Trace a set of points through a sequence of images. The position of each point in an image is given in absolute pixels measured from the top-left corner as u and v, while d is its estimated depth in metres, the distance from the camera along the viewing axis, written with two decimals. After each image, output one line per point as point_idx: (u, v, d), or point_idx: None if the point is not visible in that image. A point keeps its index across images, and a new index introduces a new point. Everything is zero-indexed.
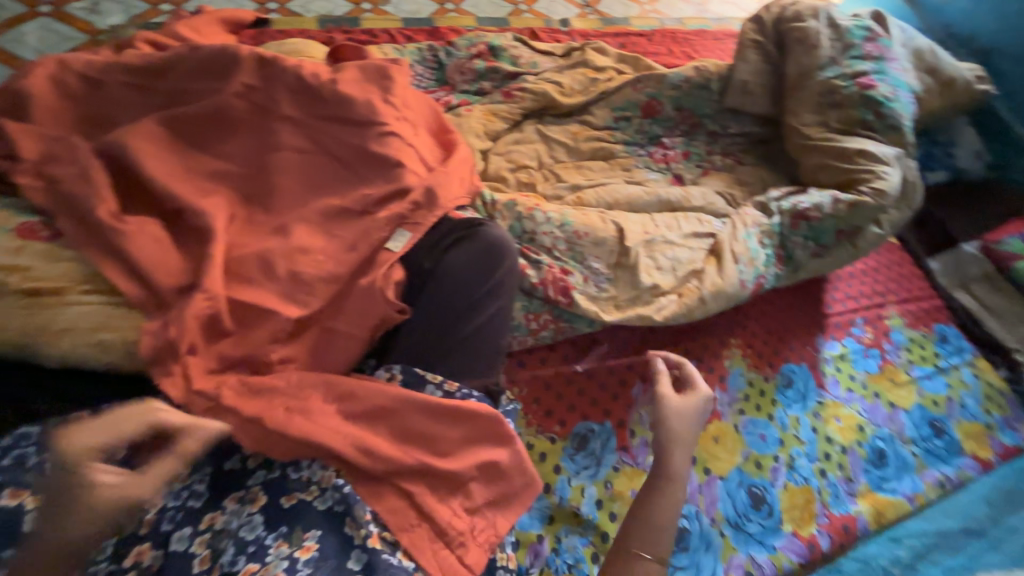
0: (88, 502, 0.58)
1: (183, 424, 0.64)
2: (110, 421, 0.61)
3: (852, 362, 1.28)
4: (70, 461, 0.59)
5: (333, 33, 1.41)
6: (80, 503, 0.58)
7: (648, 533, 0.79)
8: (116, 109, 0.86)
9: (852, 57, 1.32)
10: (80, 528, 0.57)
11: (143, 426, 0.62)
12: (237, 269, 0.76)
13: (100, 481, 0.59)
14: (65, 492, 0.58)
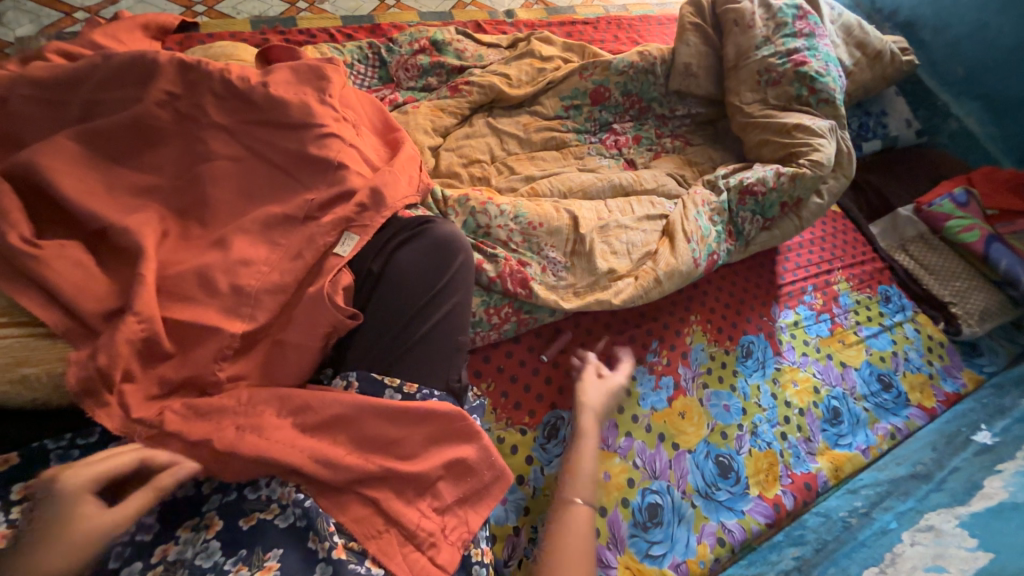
0: (71, 535, 0.55)
1: (168, 460, 0.63)
2: (98, 459, 0.60)
3: (806, 328, 1.34)
4: (71, 491, 0.57)
5: (268, 35, 1.35)
6: (63, 538, 0.55)
7: (577, 482, 0.85)
8: (24, 127, 0.80)
9: (785, 35, 1.36)
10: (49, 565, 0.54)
11: (129, 460, 0.62)
12: (173, 288, 0.73)
13: (86, 511, 0.57)
14: (55, 525, 0.55)
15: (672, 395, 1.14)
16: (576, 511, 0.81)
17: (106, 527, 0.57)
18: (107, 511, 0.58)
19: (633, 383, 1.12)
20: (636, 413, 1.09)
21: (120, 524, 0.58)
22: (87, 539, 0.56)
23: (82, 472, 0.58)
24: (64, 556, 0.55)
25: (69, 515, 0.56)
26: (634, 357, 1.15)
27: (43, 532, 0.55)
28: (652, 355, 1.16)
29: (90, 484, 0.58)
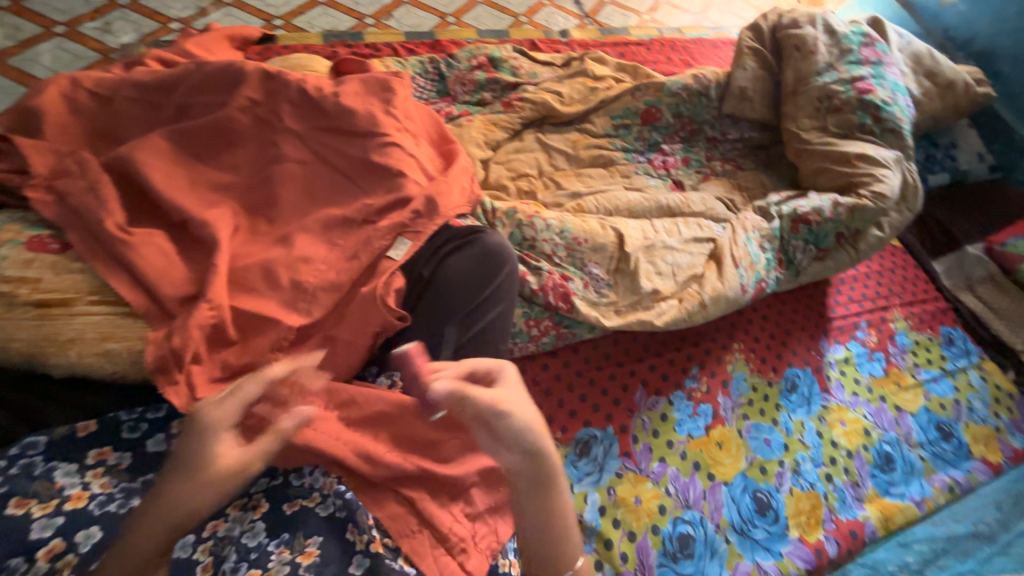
0: (207, 472, 0.56)
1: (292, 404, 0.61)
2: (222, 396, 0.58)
3: (857, 366, 1.27)
4: (205, 425, 0.57)
5: (337, 48, 1.44)
6: (198, 475, 0.56)
7: (528, 487, 0.66)
8: (125, 125, 0.88)
9: (849, 62, 1.33)
10: (191, 498, 0.56)
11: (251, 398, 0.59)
12: (241, 279, 0.78)
13: (218, 452, 0.57)
14: (192, 460, 0.56)
15: (710, 423, 1.10)
16: (547, 508, 0.67)
17: (229, 473, 0.57)
18: (237, 455, 0.57)
19: (670, 407, 1.10)
20: (671, 439, 1.07)
21: (246, 467, 0.58)
22: (215, 481, 0.56)
23: (214, 409, 0.57)
24: (197, 491, 0.56)
25: (201, 453, 0.56)
26: (672, 381, 1.12)
27: (182, 465, 0.56)
28: (691, 381, 1.13)
29: (223, 422, 0.57)
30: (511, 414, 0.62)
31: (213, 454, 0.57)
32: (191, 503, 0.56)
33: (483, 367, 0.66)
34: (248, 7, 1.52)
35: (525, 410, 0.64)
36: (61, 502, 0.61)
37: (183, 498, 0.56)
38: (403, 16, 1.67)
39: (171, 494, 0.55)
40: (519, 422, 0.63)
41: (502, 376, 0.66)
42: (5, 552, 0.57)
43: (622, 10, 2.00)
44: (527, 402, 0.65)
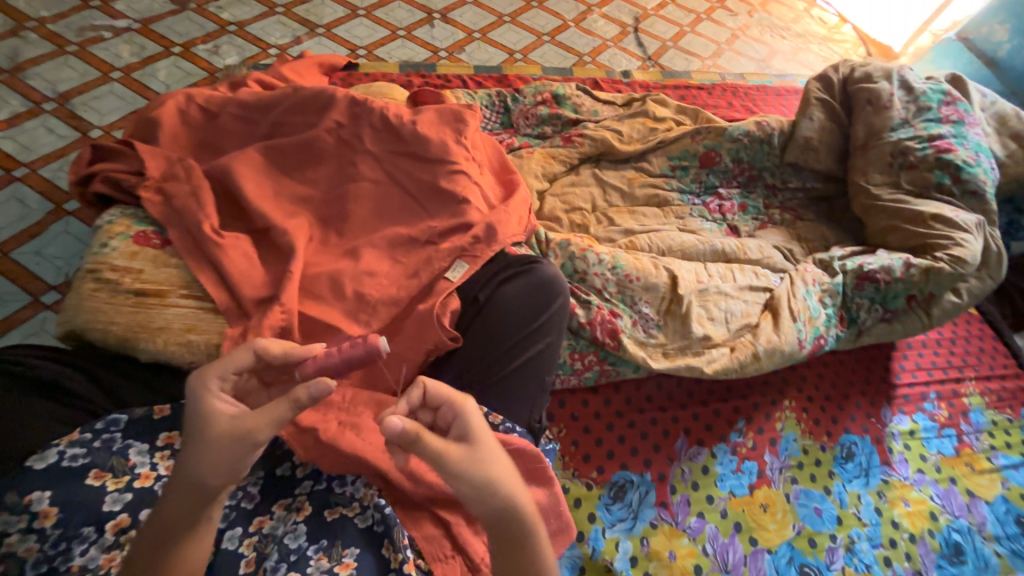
0: (212, 434, 0.54)
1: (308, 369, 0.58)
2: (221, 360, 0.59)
3: (924, 440, 1.17)
4: (198, 386, 0.57)
5: (412, 78, 1.54)
6: (202, 436, 0.54)
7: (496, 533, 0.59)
8: (225, 138, 0.98)
9: (927, 119, 1.29)
10: (203, 469, 0.54)
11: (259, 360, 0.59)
12: (310, 287, 0.82)
13: (217, 411, 0.56)
14: (197, 423, 0.55)
15: (754, 482, 1.04)
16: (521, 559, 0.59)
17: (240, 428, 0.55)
18: (238, 414, 0.56)
19: (712, 460, 1.05)
20: (712, 494, 1.02)
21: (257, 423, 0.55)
22: (224, 442, 0.54)
23: (211, 372, 0.57)
24: (208, 454, 0.54)
25: (203, 414, 0.55)
26: (716, 433, 1.08)
27: (193, 430, 0.55)
28: (736, 435, 1.08)
29: (218, 384, 0.58)
30: (459, 468, 0.57)
31: (209, 417, 0.55)
32: (206, 465, 0.54)
33: (441, 401, 0.61)
34: (336, 37, 1.66)
35: (479, 461, 0.58)
36: (132, 479, 0.65)
37: (200, 462, 0.54)
38: (474, 51, 1.77)
39: (191, 458, 0.54)
40: (469, 476, 0.57)
41: (458, 415, 0.60)
42: (79, 520, 0.61)
43: (685, 54, 2.03)
44: (490, 453, 0.59)
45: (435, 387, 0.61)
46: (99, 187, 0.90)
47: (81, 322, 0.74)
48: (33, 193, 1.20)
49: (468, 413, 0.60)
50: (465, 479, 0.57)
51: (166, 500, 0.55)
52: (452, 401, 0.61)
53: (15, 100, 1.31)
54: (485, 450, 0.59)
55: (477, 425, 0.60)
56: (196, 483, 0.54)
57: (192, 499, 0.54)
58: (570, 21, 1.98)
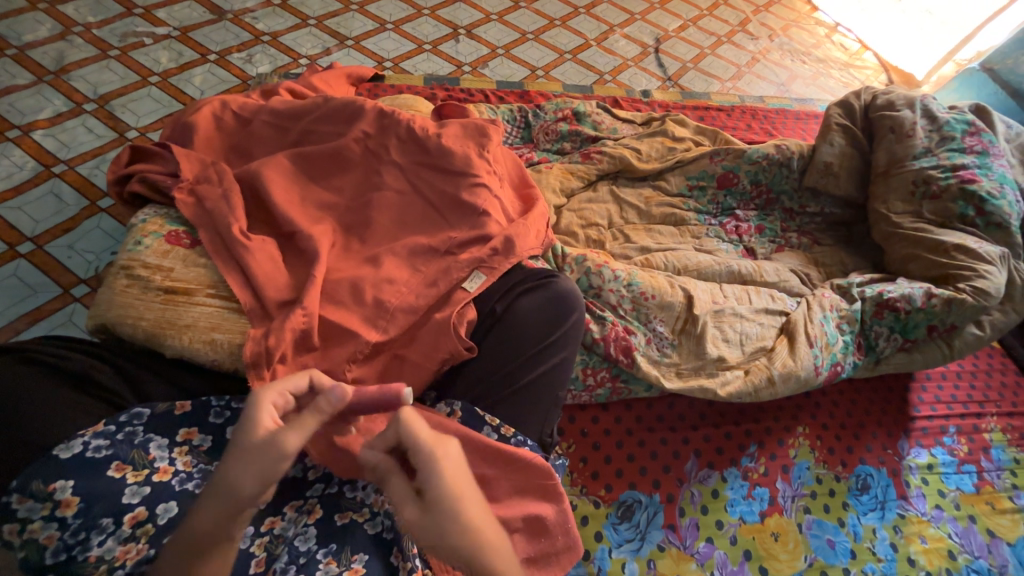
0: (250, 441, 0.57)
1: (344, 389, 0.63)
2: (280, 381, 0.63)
3: (942, 475, 1.14)
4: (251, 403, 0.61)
5: (436, 91, 1.58)
6: (243, 445, 0.57)
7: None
8: (256, 143, 1.01)
9: (951, 149, 1.28)
10: (241, 475, 0.56)
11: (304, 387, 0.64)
12: (330, 291, 0.84)
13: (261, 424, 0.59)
14: (242, 433, 0.58)
15: (766, 509, 1.02)
16: None
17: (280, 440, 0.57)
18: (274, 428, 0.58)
19: (722, 484, 1.04)
20: (722, 519, 1.00)
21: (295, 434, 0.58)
22: (257, 452, 0.56)
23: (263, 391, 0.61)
24: (248, 461, 0.56)
25: (250, 424, 0.59)
26: (727, 456, 1.06)
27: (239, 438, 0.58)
28: (748, 459, 1.07)
29: (273, 399, 0.61)
30: (412, 517, 0.59)
31: (258, 426, 0.59)
32: (241, 472, 0.56)
33: (414, 447, 0.60)
34: (365, 50, 1.71)
35: (432, 517, 0.59)
36: (151, 473, 0.67)
37: (238, 473, 0.56)
38: (497, 66, 1.81)
39: (231, 465, 0.56)
40: (422, 524, 0.59)
41: (423, 470, 0.60)
42: (98, 511, 0.62)
43: (705, 76, 2.05)
44: (444, 514, 0.58)
45: (403, 439, 0.61)
46: (135, 187, 0.93)
47: (111, 316, 0.77)
48: (70, 189, 1.24)
49: (433, 467, 0.59)
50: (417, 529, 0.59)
51: (199, 508, 0.57)
52: (421, 450, 0.60)
53: (58, 100, 1.37)
54: (441, 505, 0.59)
55: (443, 479, 0.59)
56: (231, 492, 0.56)
57: (223, 509, 0.56)
58: (591, 40, 2.02)
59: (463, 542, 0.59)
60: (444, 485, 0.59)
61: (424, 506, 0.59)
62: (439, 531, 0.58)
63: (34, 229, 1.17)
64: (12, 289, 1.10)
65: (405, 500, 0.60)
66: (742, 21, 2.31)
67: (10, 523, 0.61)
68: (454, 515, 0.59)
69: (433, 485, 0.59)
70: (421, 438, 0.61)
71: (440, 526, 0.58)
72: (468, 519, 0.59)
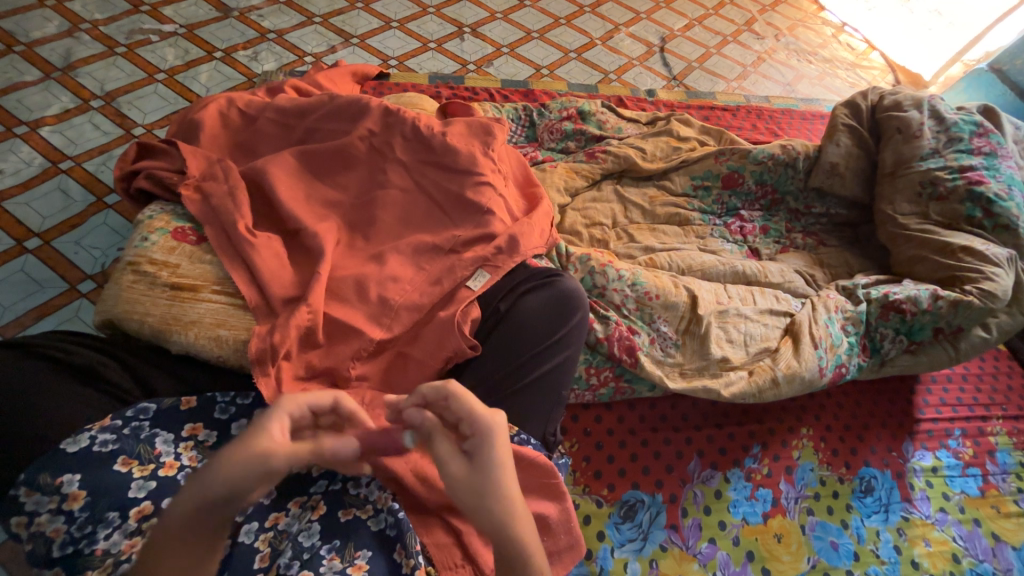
0: (246, 448, 0.54)
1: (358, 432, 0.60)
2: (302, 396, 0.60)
3: (947, 478, 1.14)
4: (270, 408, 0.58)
5: (441, 89, 1.58)
6: (237, 448, 0.54)
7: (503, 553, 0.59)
8: (262, 141, 1.01)
9: (958, 150, 1.27)
10: (225, 481, 0.52)
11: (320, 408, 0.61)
12: (336, 289, 0.84)
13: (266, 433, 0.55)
14: (243, 437, 0.55)
15: (769, 510, 1.02)
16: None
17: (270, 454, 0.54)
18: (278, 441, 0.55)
19: (725, 484, 1.03)
20: (724, 520, 1.00)
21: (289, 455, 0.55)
22: (249, 461, 0.53)
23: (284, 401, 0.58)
24: (236, 466, 0.53)
25: (256, 430, 0.55)
26: (730, 457, 1.06)
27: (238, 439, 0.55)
28: (751, 460, 1.07)
29: (288, 411, 0.58)
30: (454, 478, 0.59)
31: (262, 435, 0.55)
32: (227, 476, 0.52)
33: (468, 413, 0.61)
34: (370, 48, 1.72)
35: (479, 476, 0.59)
36: (156, 467, 0.67)
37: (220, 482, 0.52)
38: (501, 65, 1.81)
39: (215, 465, 0.53)
40: (465, 483, 0.59)
41: (478, 428, 0.61)
42: (104, 505, 0.63)
43: (710, 75, 2.04)
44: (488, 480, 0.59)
45: (457, 399, 0.62)
46: (142, 184, 0.94)
47: (117, 312, 0.77)
48: (76, 185, 1.25)
49: (486, 434, 0.60)
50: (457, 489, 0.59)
51: (175, 508, 0.53)
52: (478, 415, 0.61)
53: (65, 96, 1.38)
54: (488, 469, 0.59)
55: (492, 447, 0.60)
56: (205, 496, 0.52)
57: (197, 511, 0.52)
58: (597, 38, 2.01)
59: (507, 504, 0.59)
60: (492, 452, 0.60)
61: (473, 463, 0.59)
62: (488, 490, 0.58)
63: (42, 225, 1.18)
64: (19, 284, 1.10)
65: (450, 457, 0.60)
66: (747, 20, 2.30)
67: (19, 515, 0.62)
68: (504, 474, 0.60)
69: (485, 443, 0.60)
70: (477, 406, 0.62)
71: (488, 485, 0.58)
72: (509, 487, 0.60)
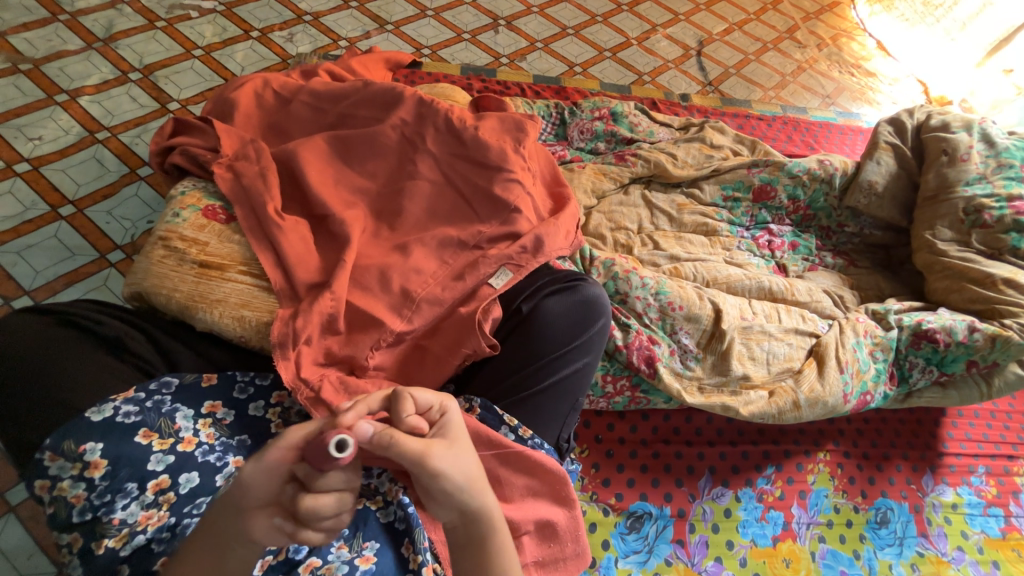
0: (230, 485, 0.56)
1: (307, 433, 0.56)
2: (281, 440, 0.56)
3: (967, 516, 1.10)
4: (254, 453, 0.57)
5: (473, 81, 1.57)
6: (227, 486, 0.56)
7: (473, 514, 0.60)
8: (295, 123, 1.01)
9: (1007, 177, 1.21)
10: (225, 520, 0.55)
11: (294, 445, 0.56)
12: (358, 277, 0.83)
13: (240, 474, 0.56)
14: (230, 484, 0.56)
15: (779, 534, 1.00)
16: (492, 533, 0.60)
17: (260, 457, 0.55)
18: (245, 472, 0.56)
19: (735, 504, 1.02)
20: (732, 540, 0.99)
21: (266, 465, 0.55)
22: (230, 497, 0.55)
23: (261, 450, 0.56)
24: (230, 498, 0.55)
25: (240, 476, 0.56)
26: (743, 476, 1.04)
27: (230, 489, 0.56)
28: (764, 481, 1.04)
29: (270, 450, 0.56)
30: (442, 459, 0.57)
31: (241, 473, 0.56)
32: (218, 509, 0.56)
33: (422, 404, 0.62)
34: (404, 35, 1.71)
35: (452, 455, 0.58)
36: (176, 442, 0.68)
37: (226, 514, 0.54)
38: (535, 60, 1.78)
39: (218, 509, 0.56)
40: (453, 464, 0.58)
41: (447, 419, 0.62)
42: (125, 475, 0.64)
43: (747, 83, 1.99)
44: (463, 455, 0.60)
45: (423, 397, 0.62)
46: (176, 160, 0.95)
47: (147, 285, 0.78)
48: (111, 155, 1.27)
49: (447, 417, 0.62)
50: (437, 480, 0.57)
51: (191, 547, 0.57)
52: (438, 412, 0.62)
53: (105, 67, 1.40)
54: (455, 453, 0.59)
55: (452, 428, 0.62)
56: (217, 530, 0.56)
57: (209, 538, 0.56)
58: (633, 38, 1.97)
59: (459, 481, 0.58)
60: (459, 431, 0.62)
61: (448, 444, 0.59)
62: (458, 467, 0.58)
63: (76, 193, 1.20)
64: (52, 249, 1.13)
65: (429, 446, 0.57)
66: (790, 28, 2.23)
67: (43, 479, 0.64)
68: (451, 458, 0.58)
69: (447, 426, 0.62)
70: (428, 399, 0.62)
71: (450, 464, 0.58)
72: (468, 470, 0.59)
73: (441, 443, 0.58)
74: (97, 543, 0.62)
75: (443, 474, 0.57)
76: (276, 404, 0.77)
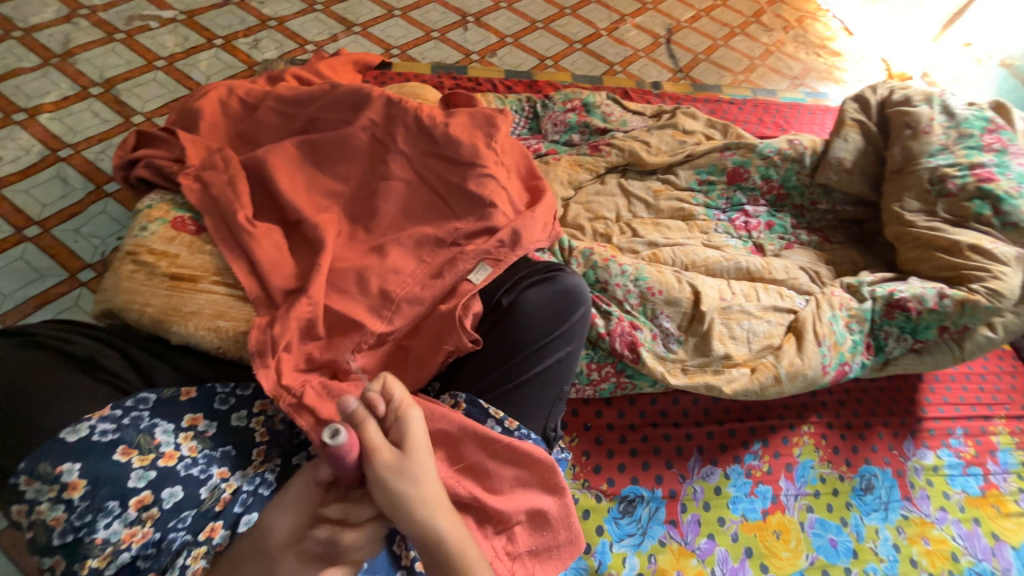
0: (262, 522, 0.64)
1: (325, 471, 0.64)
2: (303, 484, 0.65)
3: (947, 477, 1.14)
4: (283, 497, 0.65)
5: (444, 79, 1.56)
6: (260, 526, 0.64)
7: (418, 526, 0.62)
8: (262, 130, 0.99)
9: (968, 146, 1.25)
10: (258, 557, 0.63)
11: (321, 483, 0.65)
12: (336, 280, 0.82)
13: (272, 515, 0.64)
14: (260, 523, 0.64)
15: (768, 507, 1.02)
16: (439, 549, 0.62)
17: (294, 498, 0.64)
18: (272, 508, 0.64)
19: (725, 481, 1.04)
20: (724, 517, 1.00)
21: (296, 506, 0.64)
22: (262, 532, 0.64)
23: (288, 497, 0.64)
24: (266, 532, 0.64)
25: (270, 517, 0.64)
26: (731, 453, 1.06)
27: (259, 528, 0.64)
28: (752, 457, 1.06)
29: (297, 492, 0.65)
30: (385, 470, 0.60)
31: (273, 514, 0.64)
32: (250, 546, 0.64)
33: (391, 396, 0.64)
34: (372, 36, 1.69)
35: (397, 466, 0.61)
36: (156, 457, 0.67)
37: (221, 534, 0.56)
38: (505, 55, 1.78)
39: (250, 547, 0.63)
40: (396, 475, 0.60)
41: (408, 421, 0.63)
42: (105, 494, 0.63)
43: (717, 68, 2.01)
44: (411, 470, 0.61)
45: (391, 388, 0.64)
46: (142, 173, 0.93)
47: (117, 301, 0.77)
48: (76, 173, 1.24)
49: (405, 422, 0.63)
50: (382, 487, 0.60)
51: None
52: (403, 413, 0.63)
53: (64, 83, 1.36)
54: (402, 465, 0.61)
55: (410, 435, 0.62)
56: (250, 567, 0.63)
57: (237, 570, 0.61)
58: (602, 29, 1.98)
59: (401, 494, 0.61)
60: (417, 443, 0.63)
61: (398, 453, 0.61)
62: (401, 480, 0.60)
63: (40, 213, 1.17)
64: (19, 272, 1.10)
65: (380, 449, 0.60)
66: (756, 12, 2.26)
67: (20, 504, 0.63)
68: (394, 469, 0.60)
69: (408, 431, 0.63)
70: (394, 393, 0.64)
71: (396, 474, 0.60)
72: (414, 483, 0.61)
73: (391, 453, 0.61)
74: (81, 563, 0.62)
75: (387, 482, 0.60)
76: (259, 412, 0.77)
